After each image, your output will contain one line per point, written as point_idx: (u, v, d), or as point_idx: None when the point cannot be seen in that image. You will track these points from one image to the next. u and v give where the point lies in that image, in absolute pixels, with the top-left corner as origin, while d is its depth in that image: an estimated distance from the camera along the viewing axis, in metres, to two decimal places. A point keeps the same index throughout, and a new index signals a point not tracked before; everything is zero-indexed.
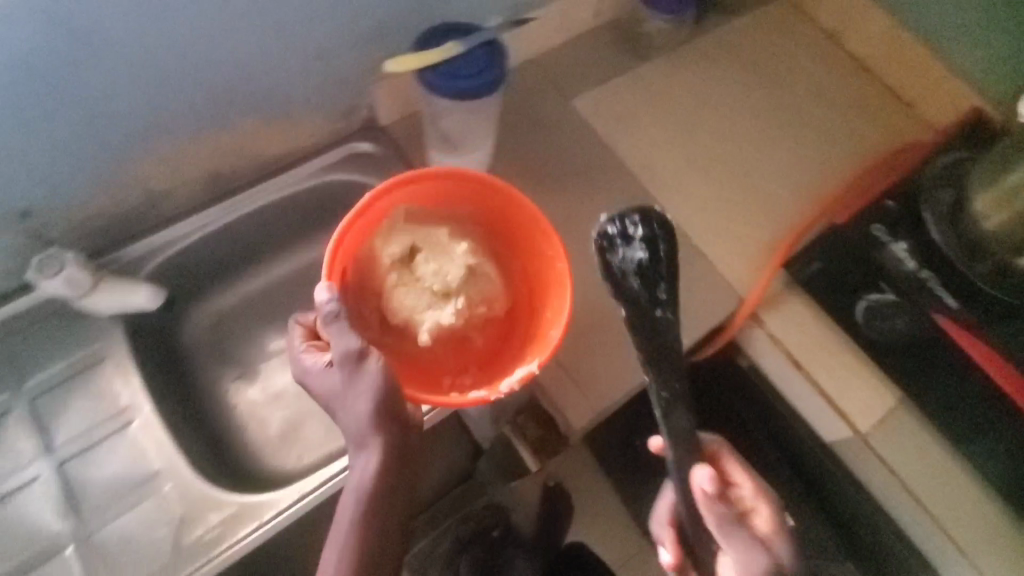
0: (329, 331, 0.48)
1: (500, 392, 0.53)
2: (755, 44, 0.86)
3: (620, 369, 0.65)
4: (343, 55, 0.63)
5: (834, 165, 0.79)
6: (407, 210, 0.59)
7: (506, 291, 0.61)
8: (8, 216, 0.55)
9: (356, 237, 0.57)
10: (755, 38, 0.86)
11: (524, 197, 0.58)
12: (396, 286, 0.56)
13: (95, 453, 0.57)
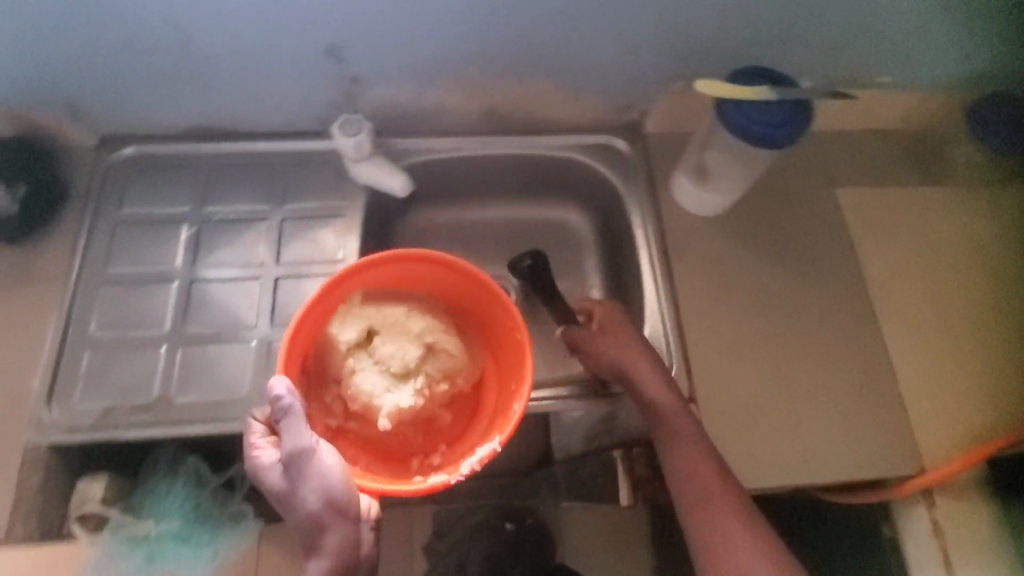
0: (281, 424, 0.47)
1: (460, 474, 0.51)
2: (902, 201, 0.74)
3: (756, 462, 0.62)
4: (653, 58, 0.66)
5: (989, 392, 0.65)
6: (375, 291, 0.58)
7: (472, 365, 0.59)
8: (344, 76, 0.66)
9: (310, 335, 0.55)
10: (904, 197, 0.74)
11: (486, 276, 0.56)
12: (351, 371, 0.55)
13: (304, 282, 0.67)
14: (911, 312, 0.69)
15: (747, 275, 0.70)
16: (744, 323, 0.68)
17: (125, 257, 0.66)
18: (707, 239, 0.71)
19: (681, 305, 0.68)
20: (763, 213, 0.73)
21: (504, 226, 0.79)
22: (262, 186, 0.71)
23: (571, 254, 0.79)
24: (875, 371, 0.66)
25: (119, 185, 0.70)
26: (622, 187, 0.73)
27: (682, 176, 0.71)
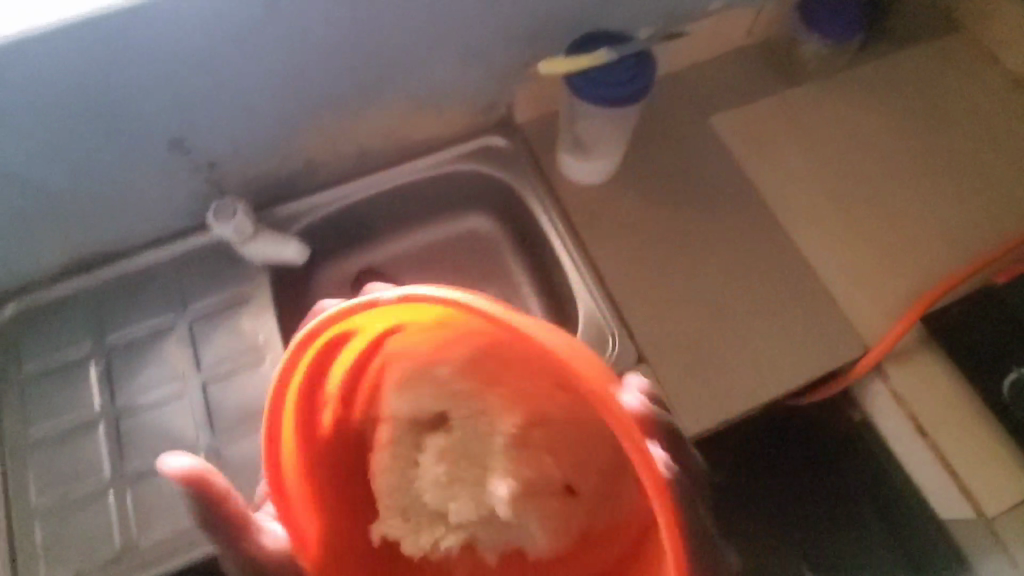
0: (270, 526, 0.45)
1: None
2: (870, 88, 0.78)
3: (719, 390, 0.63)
4: (497, 53, 0.67)
5: (966, 227, 0.70)
6: (405, 362, 0.50)
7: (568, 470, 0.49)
8: (201, 165, 0.64)
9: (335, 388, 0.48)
10: (833, 83, 0.79)
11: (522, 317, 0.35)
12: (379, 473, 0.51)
13: (232, 380, 0.65)
14: (812, 212, 0.72)
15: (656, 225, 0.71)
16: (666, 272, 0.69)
17: (40, 418, 0.63)
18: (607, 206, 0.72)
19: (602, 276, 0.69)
20: (651, 163, 0.74)
21: (417, 255, 0.79)
22: (161, 299, 0.68)
23: (489, 260, 0.80)
24: (797, 276, 0.69)
25: (11, 350, 0.65)
26: (513, 182, 0.74)
27: (565, 152, 0.71)
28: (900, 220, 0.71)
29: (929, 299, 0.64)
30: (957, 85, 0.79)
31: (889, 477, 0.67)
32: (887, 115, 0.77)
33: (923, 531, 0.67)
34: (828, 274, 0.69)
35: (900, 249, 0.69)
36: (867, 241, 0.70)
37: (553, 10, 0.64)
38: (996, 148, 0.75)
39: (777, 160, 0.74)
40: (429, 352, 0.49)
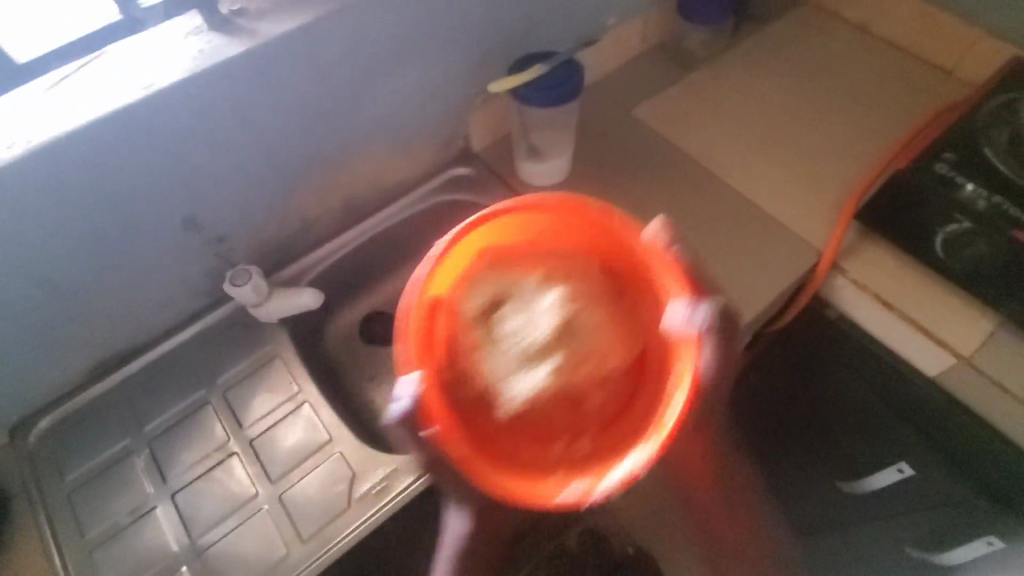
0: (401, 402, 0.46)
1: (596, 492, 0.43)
2: (752, 57, 0.95)
3: None
4: (448, 93, 0.78)
5: (865, 139, 0.84)
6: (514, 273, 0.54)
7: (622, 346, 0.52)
8: (210, 241, 0.70)
9: (447, 326, 0.51)
10: (722, 61, 0.95)
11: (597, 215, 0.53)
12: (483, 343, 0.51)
13: (277, 429, 0.68)
14: (741, 161, 0.84)
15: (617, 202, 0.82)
16: None
17: (94, 519, 0.63)
18: None
19: None
20: (596, 155, 0.86)
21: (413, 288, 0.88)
22: (191, 378, 0.72)
23: None
24: (745, 212, 0.80)
25: (52, 460, 0.67)
26: (486, 200, 0.84)
27: (523, 161, 0.82)
28: (812, 147, 0.84)
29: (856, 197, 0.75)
30: (820, 39, 0.96)
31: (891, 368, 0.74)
32: (772, 77, 0.92)
33: (939, 416, 0.72)
34: (770, 202, 0.80)
35: (819, 169, 0.82)
36: (792, 169, 0.83)
37: (488, 48, 0.76)
38: (865, 77, 0.91)
39: (699, 127, 0.88)
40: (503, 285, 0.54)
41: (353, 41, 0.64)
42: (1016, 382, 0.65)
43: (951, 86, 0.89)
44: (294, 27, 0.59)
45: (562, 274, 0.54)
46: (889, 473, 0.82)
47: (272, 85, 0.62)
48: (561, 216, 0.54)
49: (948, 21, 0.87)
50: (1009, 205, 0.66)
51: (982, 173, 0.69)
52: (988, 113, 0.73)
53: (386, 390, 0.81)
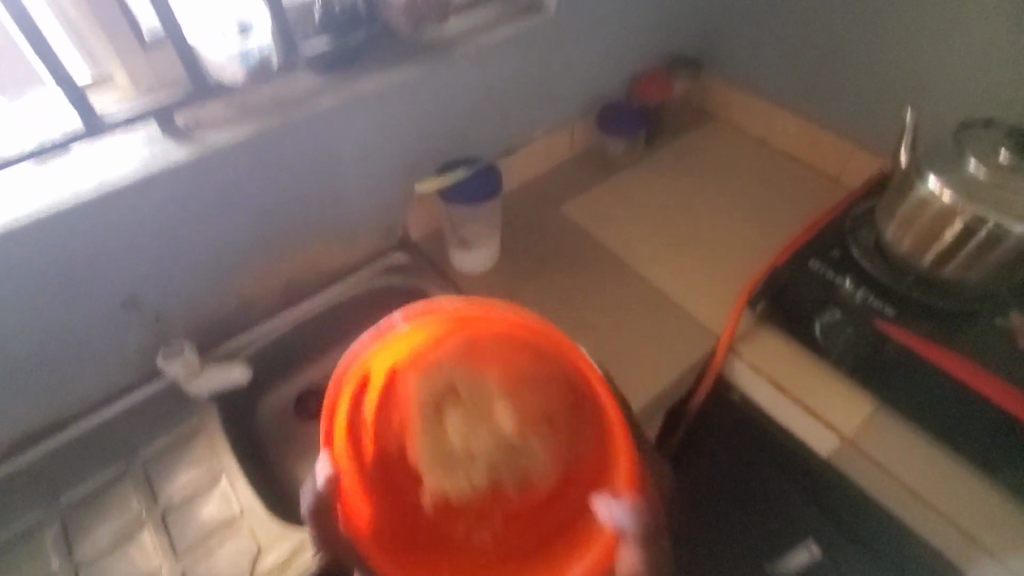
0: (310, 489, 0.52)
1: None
2: (668, 163, 1.07)
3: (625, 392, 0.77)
4: (385, 190, 0.87)
5: (764, 236, 0.94)
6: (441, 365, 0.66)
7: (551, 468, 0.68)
8: (148, 318, 0.75)
9: (403, 418, 0.67)
10: (640, 167, 1.07)
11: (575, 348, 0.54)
12: (427, 431, 0.67)
13: (192, 504, 0.70)
14: (655, 255, 0.93)
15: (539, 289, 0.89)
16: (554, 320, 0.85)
17: None
18: (500, 285, 0.89)
19: None
20: (523, 246, 0.94)
21: None
22: (116, 451, 0.74)
23: None
24: (656, 300, 0.87)
25: None
26: (421, 285, 0.91)
27: (454, 250, 0.89)
28: (716, 242, 0.94)
29: (748, 287, 0.83)
30: (728, 149, 1.09)
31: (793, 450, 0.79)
32: (686, 182, 1.03)
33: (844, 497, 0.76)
34: (678, 290, 0.88)
35: (723, 261, 0.91)
36: (698, 260, 0.91)
37: (421, 153, 0.86)
38: (766, 182, 1.03)
39: (618, 222, 0.97)
40: (456, 379, 0.67)
41: (294, 146, 0.73)
42: (895, 461, 0.70)
43: (838, 192, 1.01)
44: (238, 135, 0.68)
45: (471, 384, 0.68)
46: (800, 553, 0.86)
47: (215, 182, 0.69)
48: (456, 320, 0.57)
49: (833, 137, 1.00)
50: (872, 296, 0.74)
51: (852, 269, 0.78)
52: (856, 215, 0.84)
53: (313, 466, 0.83)
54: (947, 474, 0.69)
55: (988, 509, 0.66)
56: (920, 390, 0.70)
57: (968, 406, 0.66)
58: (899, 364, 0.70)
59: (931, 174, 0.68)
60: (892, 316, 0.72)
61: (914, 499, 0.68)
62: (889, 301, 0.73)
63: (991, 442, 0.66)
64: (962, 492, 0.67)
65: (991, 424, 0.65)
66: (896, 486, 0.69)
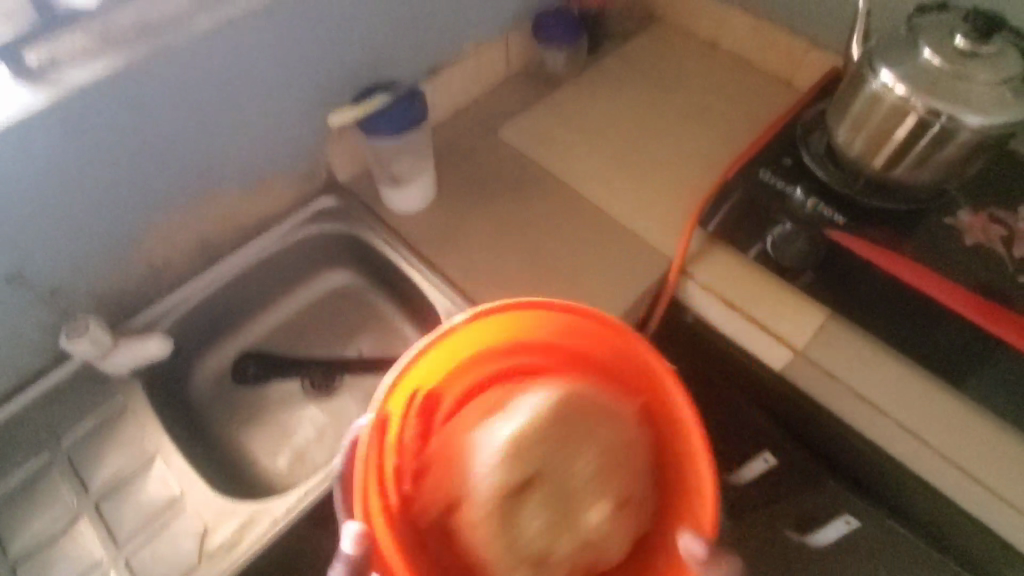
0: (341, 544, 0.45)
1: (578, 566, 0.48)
2: (612, 74, 0.99)
3: None
4: (298, 126, 0.77)
5: (714, 147, 0.89)
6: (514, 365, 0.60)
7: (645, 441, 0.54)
8: (42, 296, 0.67)
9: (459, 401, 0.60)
10: (584, 79, 0.98)
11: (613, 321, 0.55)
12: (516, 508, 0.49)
13: (128, 488, 0.65)
14: (604, 176, 0.87)
15: (482, 223, 0.83)
16: (500, 255, 0.80)
17: None
18: (440, 223, 0.83)
19: (449, 276, 0.79)
20: (462, 179, 0.87)
21: (289, 324, 0.87)
22: (32, 440, 0.68)
23: (356, 306, 0.89)
24: (605, 225, 0.83)
25: None
26: (355, 231, 0.84)
27: (385, 188, 0.82)
28: (667, 157, 0.88)
29: (699, 205, 0.80)
30: (676, 54, 1.02)
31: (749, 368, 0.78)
32: (633, 94, 0.96)
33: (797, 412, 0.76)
34: (628, 213, 0.84)
35: (673, 177, 0.86)
36: (648, 178, 0.86)
37: (335, 80, 0.76)
38: (716, 88, 0.97)
39: (562, 143, 0.91)
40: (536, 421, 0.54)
41: (180, 82, 0.63)
42: (847, 370, 0.70)
43: (790, 94, 0.96)
44: (105, 75, 0.57)
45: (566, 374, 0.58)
46: (761, 461, 0.85)
47: (86, 132, 0.59)
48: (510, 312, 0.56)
49: (783, 33, 0.94)
50: (823, 204, 0.72)
51: (805, 177, 0.75)
52: (807, 118, 0.80)
53: (261, 432, 0.79)
54: (896, 380, 0.69)
55: (934, 409, 0.67)
56: (870, 295, 0.70)
57: (912, 305, 0.68)
58: (851, 271, 0.71)
59: (882, 68, 0.63)
60: (843, 223, 0.71)
61: (862, 404, 0.69)
62: (840, 208, 0.72)
63: (935, 340, 0.67)
64: (908, 396, 0.68)
65: (935, 320, 0.68)
66: (846, 392, 0.70)
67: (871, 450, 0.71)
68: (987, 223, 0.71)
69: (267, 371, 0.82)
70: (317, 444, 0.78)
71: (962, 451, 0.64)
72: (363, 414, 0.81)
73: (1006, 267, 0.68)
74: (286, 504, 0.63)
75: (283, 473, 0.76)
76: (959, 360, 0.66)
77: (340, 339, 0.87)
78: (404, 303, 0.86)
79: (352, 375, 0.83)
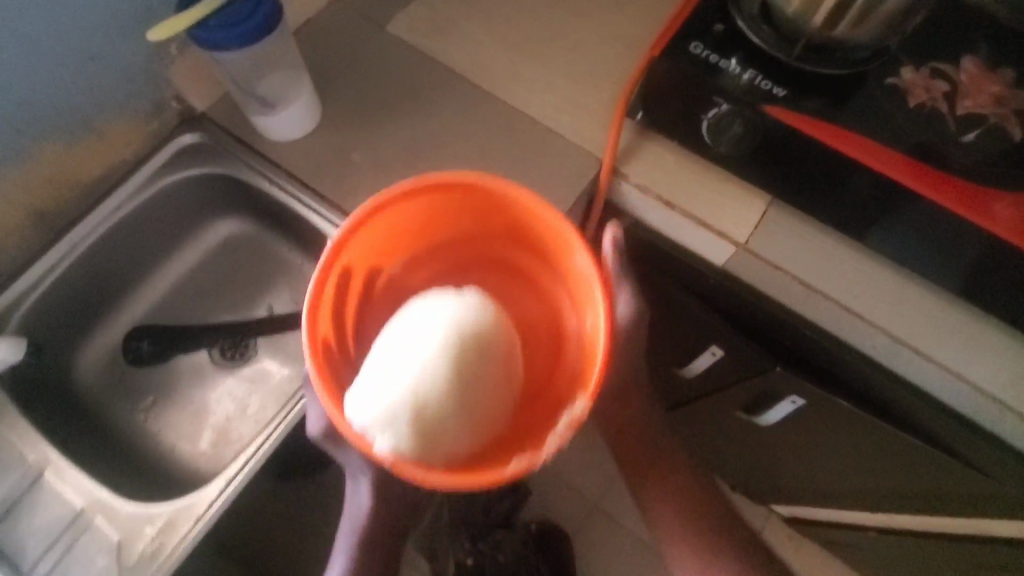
0: None
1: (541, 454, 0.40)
2: None
3: None
4: (114, 48, 0.62)
5: (636, 18, 0.77)
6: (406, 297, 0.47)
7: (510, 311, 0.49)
8: None
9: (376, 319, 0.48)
10: None
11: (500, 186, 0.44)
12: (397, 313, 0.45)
13: (19, 510, 0.58)
14: (517, 69, 0.74)
15: (380, 147, 0.70)
16: (406, 180, 0.69)
17: None
18: (330, 151, 0.70)
19: (352, 213, 0.68)
20: (348, 91, 0.73)
21: (180, 289, 0.76)
22: None
23: (255, 258, 0.77)
24: (522, 128, 0.72)
25: None
26: (229, 170, 0.71)
27: (257, 115, 0.68)
28: (584, 36, 0.76)
29: (627, 91, 0.71)
30: None
31: (695, 266, 0.74)
32: None
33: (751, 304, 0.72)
34: (548, 108, 0.73)
35: (595, 60, 0.75)
36: (567, 64, 0.75)
37: None
38: None
39: (462, 31, 0.76)
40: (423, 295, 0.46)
41: None
42: (785, 258, 0.67)
43: None
44: None
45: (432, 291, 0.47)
46: (708, 354, 0.83)
47: None
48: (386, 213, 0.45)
49: None
50: (761, 76, 0.63)
51: (740, 46, 0.65)
52: None
53: (173, 415, 0.71)
54: (838, 263, 0.67)
55: (879, 288, 0.66)
56: (809, 172, 0.65)
57: (856, 183, 0.63)
58: (796, 151, 0.64)
59: None
60: (784, 97, 0.63)
61: (808, 292, 0.66)
62: (780, 81, 0.63)
63: (868, 215, 0.65)
64: (850, 277, 0.67)
65: (874, 202, 0.63)
66: (791, 282, 0.67)
67: (818, 334, 0.71)
68: (930, 80, 0.65)
69: (160, 347, 0.71)
70: (240, 419, 0.71)
71: (900, 324, 0.65)
72: (284, 378, 0.73)
73: (949, 129, 0.63)
74: (209, 499, 0.58)
75: (207, 458, 0.69)
76: (883, 234, 0.65)
77: (243, 297, 0.76)
78: (309, 248, 0.74)
79: (264, 337, 0.73)
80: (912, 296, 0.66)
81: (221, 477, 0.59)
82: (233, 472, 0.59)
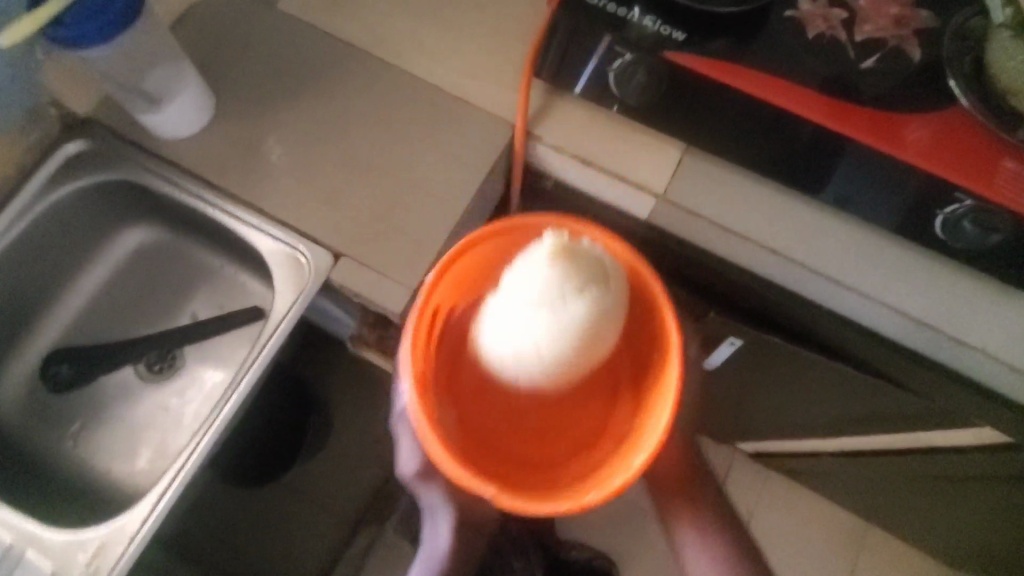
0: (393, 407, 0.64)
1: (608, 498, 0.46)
2: None
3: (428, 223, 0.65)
4: None
5: None
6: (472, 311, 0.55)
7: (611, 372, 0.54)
8: None
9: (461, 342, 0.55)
10: None
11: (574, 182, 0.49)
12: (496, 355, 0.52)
13: None
14: (419, 38, 0.71)
15: (281, 134, 0.67)
16: (314, 167, 0.66)
17: None
18: (229, 143, 0.67)
19: (262, 208, 0.66)
20: (243, 78, 0.69)
21: (95, 308, 0.73)
22: None
23: (172, 264, 0.74)
24: (429, 98, 0.69)
25: None
26: (123, 175, 0.67)
27: (143, 114, 0.65)
28: None
29: (533, 48, 0.68)
30: None
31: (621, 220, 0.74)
32: None
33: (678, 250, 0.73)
34: (453, 77, 0.70)
35: (499, 21, 0.72)
36: (471, 28, 0.72)
37: None
38: None
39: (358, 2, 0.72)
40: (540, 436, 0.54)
41: None
42: (702, 204, 0.67)
43: None
44: None
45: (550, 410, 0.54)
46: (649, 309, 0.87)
47: None
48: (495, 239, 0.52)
49: None
50: (666, 22, 0.60)
51: None
52: None
53: (105, 437, 0.69)
54: (756, 203, 0.67)
55: (798, 224, 0.67)
56: (719, 117, 0.64)
57: (762, 123, 0.62)
58: (703, 96, 0.63)
59: None
60: (685, 40, 0.61)
61: (728, 235, 0.67)
62: (684, 22, 0.60)
63: (777, 158, 0.65)
64: (769, 216, 0.67)
65: (777, 145, 0.64)
66: (713, 227, 0.67)
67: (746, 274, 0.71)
68: (829, 9, 0.65)
69: (79, 371, 0.67)
70: (174, 431, 0.70)
71: (818, 257, 0.66)
72: (217, 383, 0.71)
73: (849, 57, 0.63)
74: (140, 519, 0.56)
75: (145, 474, 0.68)
76: (796, 172, 0.65)
77: (165, 307, 0.74)
78: (226, 247, 0.72)
79: (193, 345, 0.71)
80: (829, 228, 0.67)
81: (150, 495, 0.57)
82: (162, 488, 0.57)
